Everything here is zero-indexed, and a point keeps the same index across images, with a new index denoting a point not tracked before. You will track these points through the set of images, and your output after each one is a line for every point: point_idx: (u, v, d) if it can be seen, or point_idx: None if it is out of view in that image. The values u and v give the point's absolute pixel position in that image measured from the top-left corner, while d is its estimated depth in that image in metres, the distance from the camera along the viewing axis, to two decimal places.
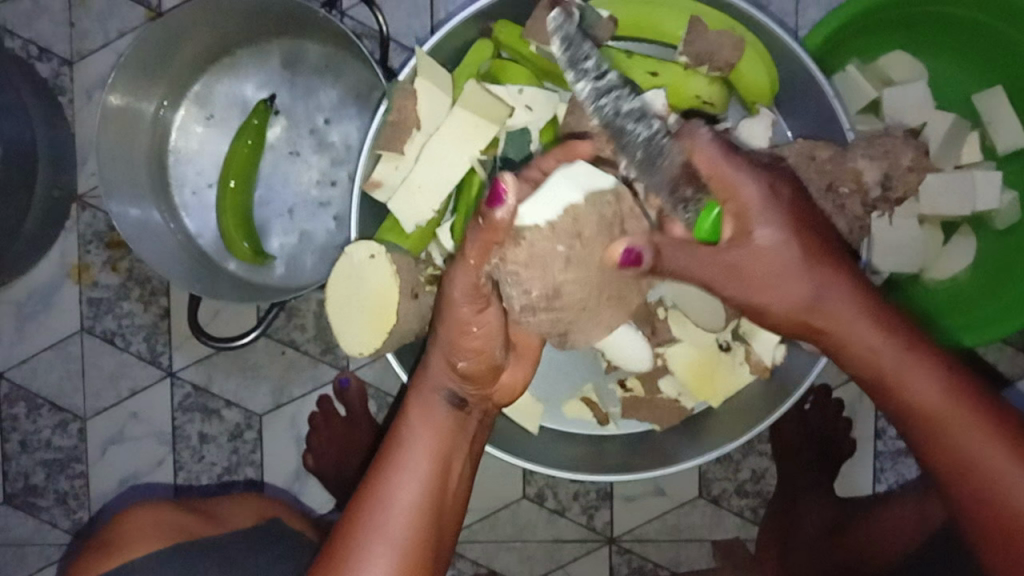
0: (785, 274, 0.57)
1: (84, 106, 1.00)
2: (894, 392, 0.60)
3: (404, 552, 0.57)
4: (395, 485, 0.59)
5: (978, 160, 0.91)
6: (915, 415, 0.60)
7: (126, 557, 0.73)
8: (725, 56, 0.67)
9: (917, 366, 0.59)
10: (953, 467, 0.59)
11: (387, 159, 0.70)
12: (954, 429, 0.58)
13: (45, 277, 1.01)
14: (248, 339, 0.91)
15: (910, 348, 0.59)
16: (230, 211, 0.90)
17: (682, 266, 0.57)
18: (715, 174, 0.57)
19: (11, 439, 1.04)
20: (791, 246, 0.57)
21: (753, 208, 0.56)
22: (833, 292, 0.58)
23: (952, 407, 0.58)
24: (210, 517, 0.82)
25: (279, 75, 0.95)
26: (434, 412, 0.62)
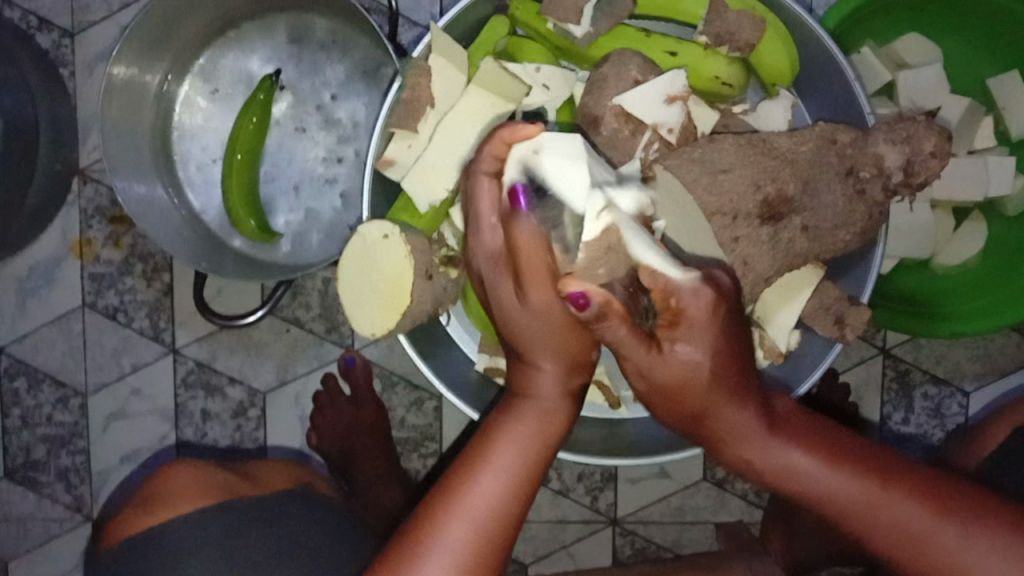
0: (695, 385, 0.54)
1: (85, 78, 0.98)
2: (818, 498, 0.56)
3: (484, 540, 0.53)
4: (490, 471, 0.54)
5: (991, 146, 0.90)
6: (849, 516, 0.56)
7: (180, 508, 0.73)
8: (745, 36, 0.67)
9: (835, 466, 0.56)
10: (890, 548, 0.56)
11: (400, 137, 0.69)
12: (891, 522, 0.55)
13: (45, 252, 1.00)
14: (253, 318, 0.90)
15: (806, 445, 0.57)
16: (235, 188, 0.88)
17: (620, 343, 0.53)
18: (656, 285, 0.53)
19: (11, 414, 1.03)
20: (700, 361, 0.53)
21: (691, 317, 0.52)
22: (724, 407, 0.55)
23: (882, 498, 0.55)
24: (251, 479, 0.81)
25: (285, 49, 0.93)
26: (551, 404, 0.57)
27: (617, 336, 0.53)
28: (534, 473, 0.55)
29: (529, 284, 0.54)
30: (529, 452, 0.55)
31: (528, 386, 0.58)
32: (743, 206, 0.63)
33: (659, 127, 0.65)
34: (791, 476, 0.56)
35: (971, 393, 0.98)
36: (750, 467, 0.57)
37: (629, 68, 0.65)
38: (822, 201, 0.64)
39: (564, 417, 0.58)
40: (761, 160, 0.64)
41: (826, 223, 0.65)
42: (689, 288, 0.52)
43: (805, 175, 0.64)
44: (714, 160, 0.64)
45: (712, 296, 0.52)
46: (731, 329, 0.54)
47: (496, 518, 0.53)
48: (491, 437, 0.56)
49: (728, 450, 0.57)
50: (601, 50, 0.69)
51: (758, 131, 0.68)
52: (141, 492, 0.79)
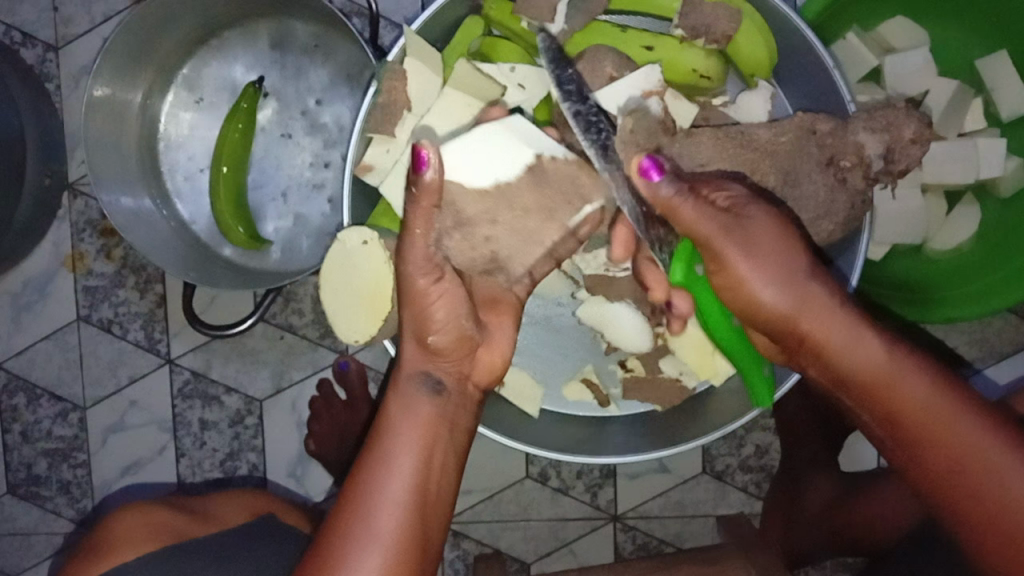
0: (780, 257, 0.57)
1: (71, 93, 0.99)
2: (893, 401, 0.56)
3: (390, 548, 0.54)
4: (382, 477, 0.56)
5: (982, 127, 0.89)
6: (915, 428, 0.55)
7: (122, 555, 0.73)
8: (721, 28, 0.66)
9: (920, 372, 0.56)
10: (959, 471, 0.53)
11: (378, 142, 0.69)
12: (953, 437, 0.54)
13: (39, 267, 1.00)
14: (245, 326, 0.90)
15: (893, 347, 0.57)
16: (223, 196, 0.88)
17: (686, 224, 0.57)
18: (695, 189, 0.59)
19: (11, 430, 1.03)
20: (786, 237, 0.57)
21: (743, 203, 0.58)
22: (811, 281, 0.58)
23: (950, 410, 0.54)
24: (203, 515, 0.82)
25: (268, 56, 0.93)
26: (413, 399, 0.59)
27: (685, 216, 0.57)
28: (420, 472, 0.57)
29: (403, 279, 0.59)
30: (416, 456, 0.57)
31: (397, 389, 0.60)
32: None
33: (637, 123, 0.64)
34: (875, 375, 0.56)
35: (971, 376, 0.97)
36: (839, 358, 0.58)
37: (603, 64, 0.65)
38: (804, 190, 0.64)
39: (443, 411, 0.60)
40: (741, 154, 0.64)
41: (808, 212, 0.65)
42: (733, 184, 0.60)
43: (785, 166, 0.64)
44: (692, 156, 0.63)
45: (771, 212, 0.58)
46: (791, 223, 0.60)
47: (397, 517, 0.55)
48: (380, 449, 0.58)
49: (812, 339, 0.58)
50: (577, 46, 0.68)
51: (737, 124, 0.67)
52: (88, 539, 0.78)
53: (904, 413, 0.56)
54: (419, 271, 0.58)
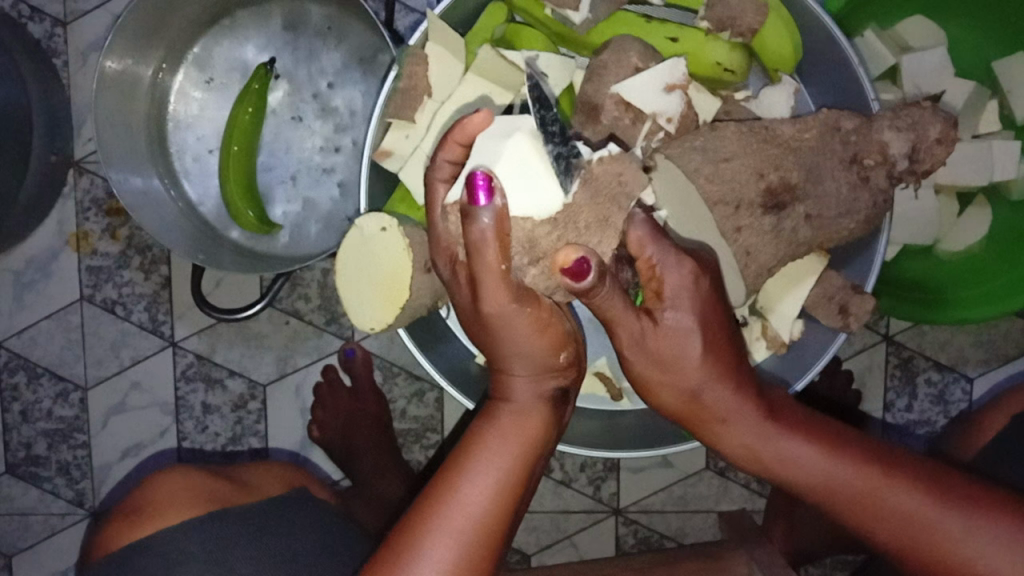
0: (676, 354, 0.56)
1: (79, 69, 0.97)
2: (813, 487, 0.57)
3: (468, 553, 0.51)
4: (473, 477, 0.53)
5: (996, 130, 0.89)
6: (848, 506, 0.56)
7: (160, 522, 0.72)
8: (748, 20, 0.65)
9: (824, 451, 0.57)
10: (886, 535, 0.55)
11: (397, 128, 0.68)
12: (888, 502, 0.55)
13: (42, 246, 0.99)
14: (251, 310, 0.90)
15: (789, 428, 0.58)
16: (233, 179, 0.87)
17: (607, 310, 0.55)
18: (640, 254, 0.56)
19: (12, 409, 1.02)
20: (692, 333, 0.55)
21: (671, 288, 0.55)
22: (718, 394, 0.57)
23: (873, 480, 0.55)
24: (241, 484, 0.81)
25: (280, 38, 0.92)
26: (529, 409, 0.56)
27: (611, 307, 0.55)
28: (520, 481, 0.54)
29: (482, 284, 0.52)
30: (511, 464, 0.54)
31: (504, 396, 0.57)
32: (746, 193, 0.62)
33: (658, 116, 0.64)
34: (782, 465, 0.57)
35: (976, 377, 0.97)
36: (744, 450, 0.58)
37: (628, 55, 0.63)
38: (827, 188, 0.64)
39: (548, 418, 0.57)
40: (764, 148, 0.63)
41: (830, 211, 0.64)
42: (675, 264, 0.55)
43: (808, 163, 0.63)
44: (717, 148, 0.62)
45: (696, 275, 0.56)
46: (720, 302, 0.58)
47: (482, 523, 0.52)
48: (469, 453, 0.54)
49: (720, 435, 0.59)
50: (600, 36, 0.67)
51: (761, 119, 0.67)
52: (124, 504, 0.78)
53: (833, 492, 0.56)
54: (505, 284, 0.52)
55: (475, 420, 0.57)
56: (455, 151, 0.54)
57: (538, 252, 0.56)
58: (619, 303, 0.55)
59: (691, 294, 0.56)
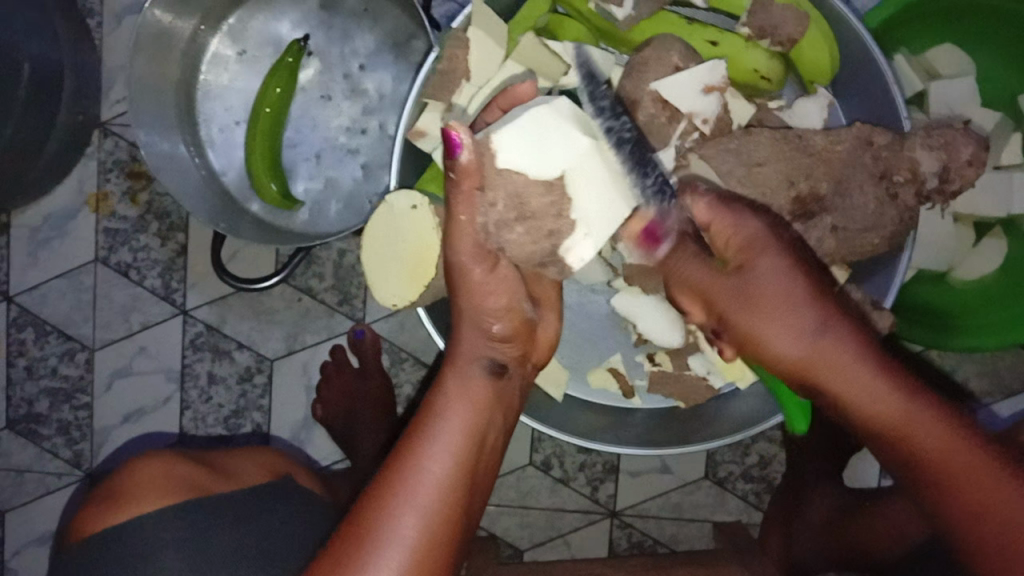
0: (776, 298, 0.55)
1: (112, 31, 0.97)
2: (928, 453, 0.52)
3: (430, 530, 0.52)
4: (429, 455, 0.54)
5: (1017, 163, 0.86)
6: (960, 481, 0.51)
7: (134, 512, 0.72)
8: (788, 31, 0.66)
9: (942, 422, 0.53)
10: (989, 527, 0.50)
11: (434, 108, 0.69)
12: (1004, 493, 0.50)
13: (61, 204, 0.99)
14: (268, 284, 0.90)
15: (909, 391, 0.54)
16: (259, 153, 0.88)
17: (692, 275, 0.59)
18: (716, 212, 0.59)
19: (16, 364, 1.03)
20: (790, 275, 0.56)
21: (756, 237, 0.57)
22: (833, 326, 0.55)
23: (986, 462, 0.51)
24: (221, 471, 0.81)
25: (315, 16, 0.92)
26: (471, 377, 0.58)
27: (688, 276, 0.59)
28: (467, 455, 0.55)
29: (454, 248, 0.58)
30: (461, 440, 0.55)
31: (451, 365, 0.59)
32: (776, 200, 0.64)
33: (694, 116, 0.66)
34: (900, 422, 0.53)
35: (980, 407, 0.97)
36: (865, 404, 0.54)
37: (671, 54, 0.64)
38: (853, 202, 0.65)
39: (496, 393, 0.59)
40: (796, 158, 0.64)
41: (855, 225, 0.65)
42: (752, 217, 0.59)
43: (837, 175, 0.65)
44: (749, 153, 0.64)
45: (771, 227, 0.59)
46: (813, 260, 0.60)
47: (438, 503, 0.52)
48: (419, 434, 0.55)
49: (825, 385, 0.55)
50: (642, 34, 0.69)
51: (794, 128, 0.67)
52: (105, 486, 0.78)
53: (943, 464, 0.52)
54: (475, 251, 0.58)
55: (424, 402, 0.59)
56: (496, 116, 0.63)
57: (530, 212, 0.58)
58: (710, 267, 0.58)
59: (780, 245, 0.57)
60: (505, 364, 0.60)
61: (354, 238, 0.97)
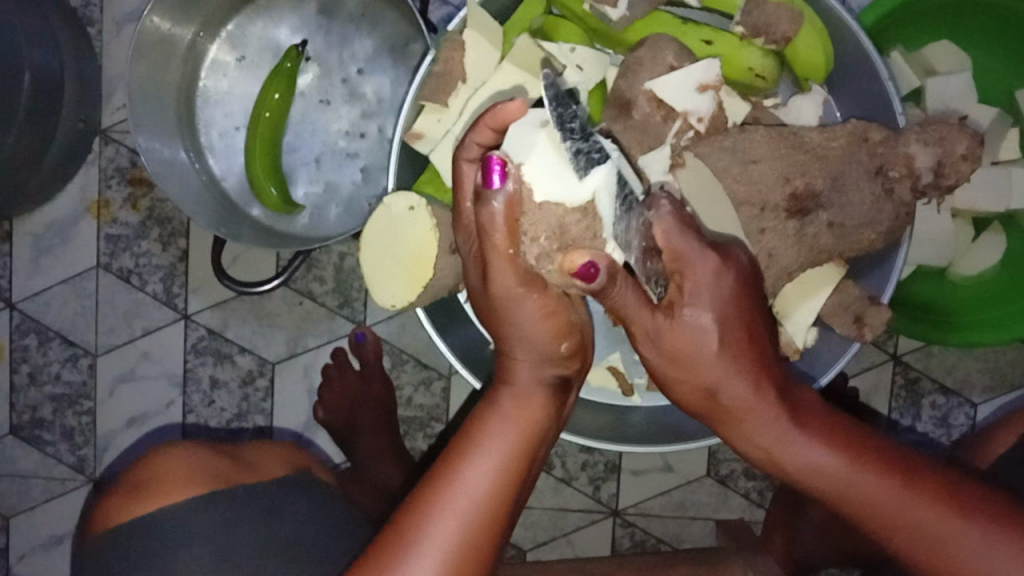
0: (696, 355, 0.56)
1: (113, 38, 0.98)
2: (835, 493, 0.57)
3: (474, 533, 0.52)
4: (479, 463, 0.54)
5: (1015, 158, 0.86)
6: (870, 515, 0.56)
7: (164, 503, 0.71)
8: (783, 28, 0.67)
9: (848, 462, 0.56)
10: (897, 544, 0.55)
11: (430, 111, 0.70)
12: (915, 521, 0.54)
13: (63, 210, 1.00)
14: (270, 287, 0.90)
15: (819, 437, 0.57)
16: (258, 158, 0.88)
17: (622, 303, 0.57)
18: (669, 249, 0.56)
19: (20, 370, 1.03)
20: (708, 331, 0.56)
21: (689, 284, 0.55)
22: (735, 384, 0.57)
23: (898, 495, 0.55)
24: (241, 463, 0.81)
25: (314, 21, 0.92)
26: (530, 394, 0.59)
27: (622, 299, 0.57)
28: (522, 465, 0.56)
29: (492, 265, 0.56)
30: (518, 448, 0.56)
31: (507, 376, 0.60)
32: (772, 197, 0.64)
33: (689, 115, 0.66)
34: (803, 468, 0.57)
35: (980, 404, 0.97)
36: (770, 455, 0.58)
37: (665, 54, 0.65)
38: (850, 198, 0.64)
39: (552, 410, 0.60)
40: (792, 154, 0.64)
41: (852, 221, 0.65)
42: (696, 256, 0.56)
43: (834, 171, 0.64)
44: (745, 150, 0.64)
45: (716, 270, 0.56)
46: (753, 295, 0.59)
47: (484, 509, 0.53)
48: (473, 437, 0.56)
49: (740, 439, 0.59)
50: (637, 35, 0.69)
51: (789, 125, 0.68)
52: (127, 478, 0.77)
53: (856, 501, 0.56)
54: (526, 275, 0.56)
55: (478, 408, 0.59)
56: (485, 134, 0.57)
57: (567, 240, 0.56)
58: (637, 293, 0.57)
59: (705, 288, 0.56)
60: (562, 380, 0.61)
61: (355, 241, 0.98)
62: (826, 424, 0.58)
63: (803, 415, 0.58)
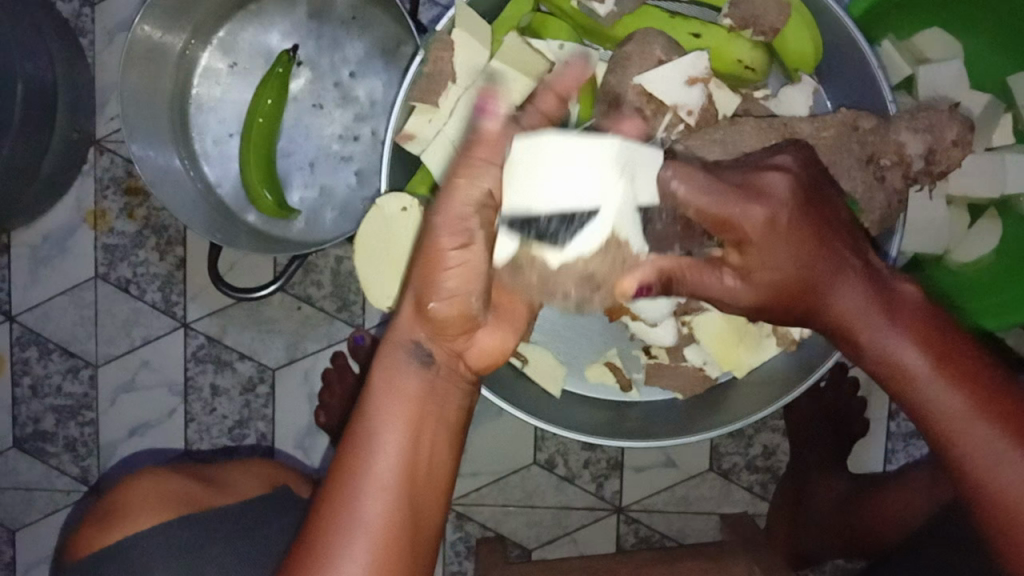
0: (775, 259, 0.54)
1: (105, 48, 0.98)
2: (911, 401, 0.55)
3: (380, 538, 0.52)
4: (376, 456, 0.54)
5: (1011, 144, 0.87)
6: (943, 432, 0.54)
7: (130, 529, 0.74)
8: (770, 19, 0.67)
9: (932, 368, 0.54)
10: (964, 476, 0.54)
11: (421, 111, 0.70)
12: (986, 451, 0.52)
13: (60, 222, 1.00)
14: (267, 292, 0.91)
15: (908, 337, 0.55)
16: (252, 164, 0.88)
17: (688, 280, 0.55)
18: (717, 206, 0.53)
19: (21, 383, 1.03)
20: (779, 240, 0.53)
21: (747, 228, 0.53)
22: (822, 283, 0.55)
23: (973, 416, 0.53)
24: (216, 481, 0.82)
25: (305, 26, 0.93)
26: (400, 370, 0.56)
27: (692, 280, 0.55)
28: (410, 450, 0.54)
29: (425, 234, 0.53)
30: (404, 434, 0.54)
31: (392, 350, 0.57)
32: None
33: (679, 109, 0.66)
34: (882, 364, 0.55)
35: None
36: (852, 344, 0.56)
37: (653, 48, 0.65)
38: (842, 187, 0.65)
39: (432, 386, 0.56)
40: (781, 144, 0.65)
41: (845, 210, 0.65)
42: (741, 209, 0.53)
43: (825, 161, 0.64)
44: (737, 142, 0.64)
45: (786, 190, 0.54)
46: (822, 206, 0.56)
47: (383, 509, 0.53)
48: (362, 424, 0.55)
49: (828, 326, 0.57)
50: (625, 30, 0.69)
51: (779, 116, 0.68)
52: (101, 504, 0.80)
53: (927, 415, 0.54)
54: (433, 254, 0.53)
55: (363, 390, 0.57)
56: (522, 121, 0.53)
57: None
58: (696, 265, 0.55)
59: (777, 202, 0.53)
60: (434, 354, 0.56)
61: (352, 245, 0.98)
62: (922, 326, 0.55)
63: (898, 308, 0.55)
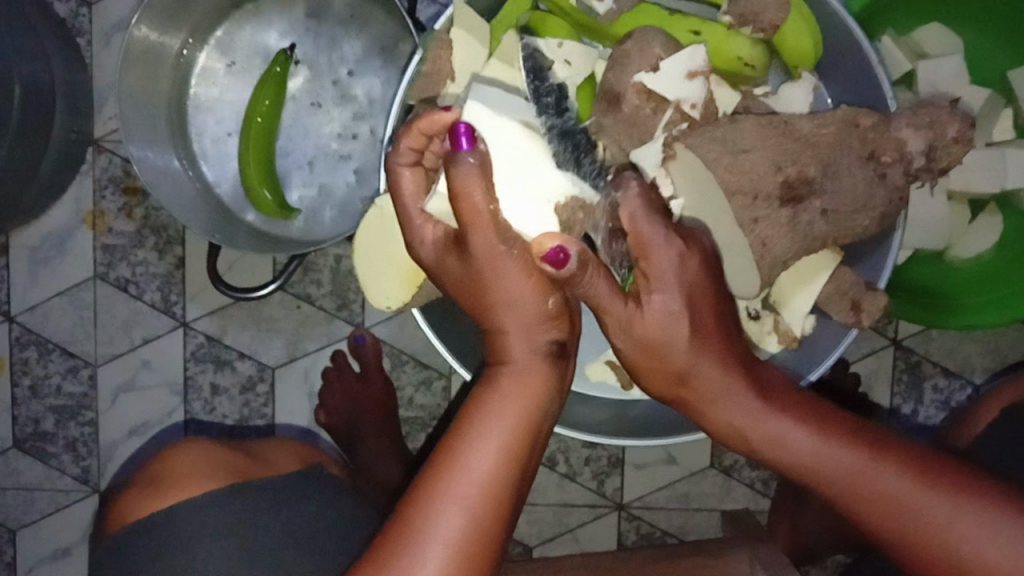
0: (669, 340, 0.56)
1: (103, 49, 0.98)
2: (801, 465, 0.57)
3: (478, 529, 0.50)
4: (486, 444, 0.52)
5: (1011, 139, 0.86)
6: (836, 486, 0.56)
7: (188, 492, 0.73)
8: (769, 17, 0.66)
9: (813, 433, 0.57)
10: (875, 521, 0.55)
11: (420, 111, 0.70)
12: (886, 489, 0.54)
13: (59, 222, 1.00)
14: (267, 291, 0.90)
15: (784, 411, 0.58)
16: (251, 165, 0.88)
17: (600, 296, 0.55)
18: (633, 231, 0.56)
19: (21, 383, 1.03)
20: (678, 316, 0.55)
21: (659, 271, 0.55)
22: (704, 370, 0.57)
23: (862, 462, 0.55)
24: (258, 458, 0.82)
25: (303, 24, 0.92)
26: (528, 365, 0.54)
27: (595, 291, 0.55)
28: (527, 439, 0.53)
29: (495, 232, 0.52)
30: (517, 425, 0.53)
31: (502, 347, 0.55)
32: (764, 186, 0.64)
33: (682, 103, 0.66)
34: (770, 440, 0.57)
35: (982, 385, 0.97)
36: (736, 430, 0.58)
37: (652, 46, 0.65)
38: (843, 184, 0.64)
39: (554, 374, 0.55)
40: (782, 142, 0.64)
41: (846, 208, 0.65)
42: (658, 243, 0.56)
43: (826, 157, 0.64)
44: (736, 140, 0.64)
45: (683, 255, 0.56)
46: (719, 292, 0.58)
47: (489, 496, 0.51)
48: (475, 417, 0.53)
49: (707, 413, 0.59)
50: (624, 27, 0.69)
51: (779, 113, 0.68)
52: (144, 472, 0.79)
53: (820, 474, 0.56)
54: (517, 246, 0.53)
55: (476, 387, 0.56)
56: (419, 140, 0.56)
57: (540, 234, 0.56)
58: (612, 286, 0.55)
59: (684, 269, 0.56)
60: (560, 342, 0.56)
61: (351, 243, 0.98)
62: (793, 400, 0.59)
63: (768, 392, 0.58)
